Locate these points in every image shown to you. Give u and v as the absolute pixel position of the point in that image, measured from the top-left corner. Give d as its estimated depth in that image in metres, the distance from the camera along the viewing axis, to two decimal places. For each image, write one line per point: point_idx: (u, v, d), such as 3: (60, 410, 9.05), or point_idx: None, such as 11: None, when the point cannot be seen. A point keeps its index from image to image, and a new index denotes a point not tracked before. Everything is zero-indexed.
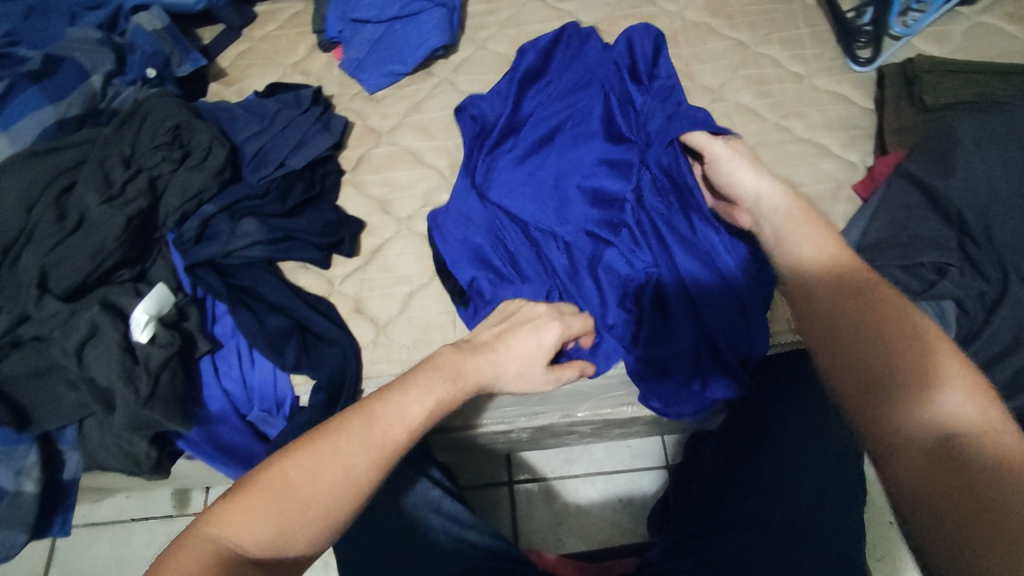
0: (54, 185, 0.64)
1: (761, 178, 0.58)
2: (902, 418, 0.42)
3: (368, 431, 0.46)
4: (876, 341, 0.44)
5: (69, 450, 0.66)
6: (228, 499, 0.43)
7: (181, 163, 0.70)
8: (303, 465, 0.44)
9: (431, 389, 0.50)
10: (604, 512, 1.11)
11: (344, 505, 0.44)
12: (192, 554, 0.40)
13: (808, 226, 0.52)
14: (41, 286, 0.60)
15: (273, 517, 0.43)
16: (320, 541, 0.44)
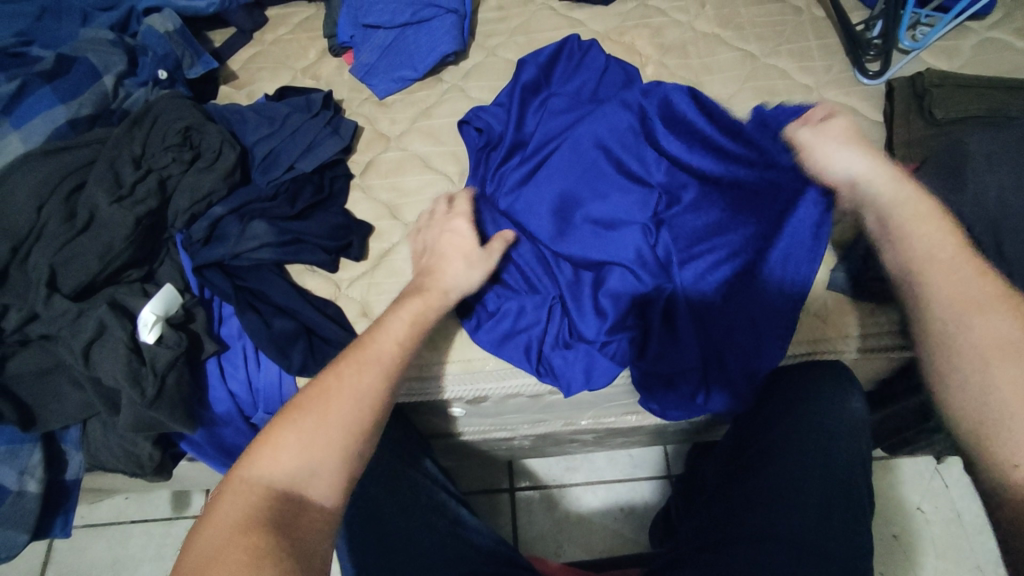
0: (65, 184, 0.64)
1: (867, 164, 0.61)
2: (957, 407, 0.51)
3: (365, 363, 0.54)
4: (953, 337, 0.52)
5: (72, 450, 0.66)
6: (255, 445, 0.49)
7: (191, 164, 0.70)
8: (311, 397, 0.51)
9: (402, 313, 0.58)
10: (606, 521, 1.10)
11: (354, 423, 0.51)
12: (234, 496, 0.46)
13: (926, 221, 0.57)
14: (50, 285, 0.60)
15: (294, 448, 0.48)
16: (344, 469, 0.49)
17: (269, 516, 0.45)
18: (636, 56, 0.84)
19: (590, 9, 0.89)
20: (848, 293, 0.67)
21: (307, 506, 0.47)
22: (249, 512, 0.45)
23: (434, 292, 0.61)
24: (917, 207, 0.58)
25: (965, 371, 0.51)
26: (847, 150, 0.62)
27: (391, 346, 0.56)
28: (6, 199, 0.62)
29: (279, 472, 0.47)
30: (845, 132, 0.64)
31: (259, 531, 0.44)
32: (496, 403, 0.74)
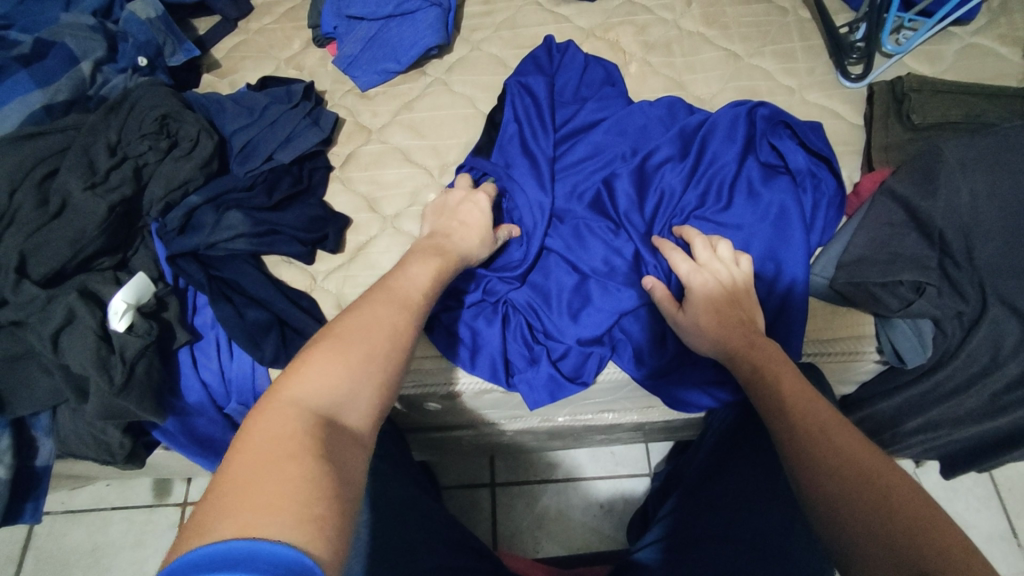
0: (37, 170, 0.63)
1: (692, 270, 0.62)
2: (820, 454, 0.46)
3: (399, 303, 0.53)
4: (791, 411, 0.50)
5: (42, 436, 0.66)
6: (291, 370, 0.45)
7: (167, 153, 0.69)
8: (352, 327, 0.49)
9: (422, 263, 0.59)
10: (585, 517, 1.10)
11: (394, 354, 0.49)
12: (274, 417, 0.41)
13: (761, 349, 0.56)
14: (19, 271, 0.59)
15: (338, 377, 0.45)
16: (381, 402, 0.47)
17: (319, 437, 0.41)
18: (620, 54, 0.84)
19: (576, 5, 0.89)
20: (823, 297, 0.67)
21: (350, 435, 0.43)
22: (293, 430, 0.40)
23: (438, 248, 0.62)
24: (739, 333, 0.58)
25: (816, 435, 0.47)
26: (687, 330, 0.61)
27: (414, 286, 0.56)
28: None
29: (325, 395, 0.44)
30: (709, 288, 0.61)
31: (303, 451, 0.39)
32: (470, 399, 0.74)
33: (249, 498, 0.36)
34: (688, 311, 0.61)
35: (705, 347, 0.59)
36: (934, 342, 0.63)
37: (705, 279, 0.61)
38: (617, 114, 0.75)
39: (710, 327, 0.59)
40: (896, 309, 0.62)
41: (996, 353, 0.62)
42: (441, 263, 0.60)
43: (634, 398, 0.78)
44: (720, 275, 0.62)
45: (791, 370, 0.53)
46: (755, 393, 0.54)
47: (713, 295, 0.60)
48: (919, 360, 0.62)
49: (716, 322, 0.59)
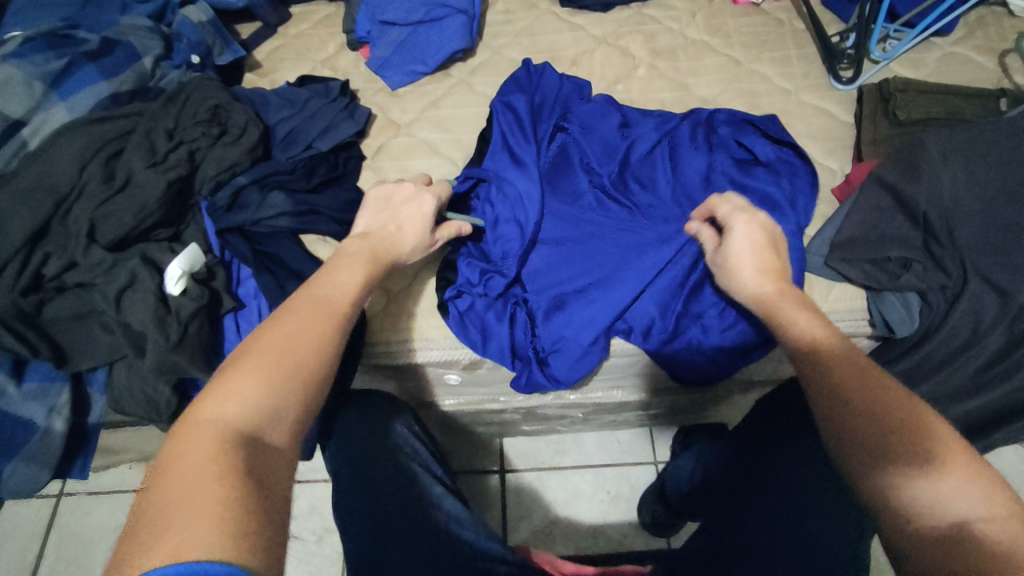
0: (104, 150, 0.70)
1: (733, 215, 0.63)
2: (866, 433, 0.45)
3: (324, 310, 0.53)
4: (833, 386, 0.48)
5: (97, 393, 0.71)
6: (210, 388, 0.46)
7: (217, 139, 0.75)
8: (273, 341, 0.49)
9: (353, 267, 0.59)
10: (592, 502, 1.15)
11: (320, 364, 0.50)
12: (191, 441, 0.42)
13: (793, 303, 0.56)
14: (89, 237, 0.65)
15: (258, 393, 0.46)
16: (306, 411, 0.48)
17: (240, 459, 0.42)
18: (630, 59, 0.91)
19: (589, 15, 0.97)
20: (819, 275, 0.73)
21: (273, 452, 0.45)
22: (211, 454, 0.42)
23: (378, 246, 0.63)
24: (771, 278, 0.59)
25: (855, 407, 0.46)
26: (729, 273, 0.62)
27: (343, 292, 0.56)
28: (55, 160, 0.68)
29: (245, 415, 0.45)
30: (754, 237, 0.62)
31: (225, 476, 0.41)
32: (489, 370, 0.79)
33: (168, 529, 0.38)
34: (722, 265, 0.63)
35: (745, 290, 0.60)
36: (921, 314, 0.69)
37: (755, 224, 0.62)
38: (584, 129, 0.83)
39: (749, 273, 0.60)
40: (884, 282, 0.69)
41: (977, 326, 0.67)
42: (372, 263, 0.61)
43: (643, 375, 0.83)
44: (759, 219, 0.63)
45: (827, 324, 0.53)
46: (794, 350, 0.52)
47: (756, 243, 0.61)
48: (908, 330, 0.70)
49: (756, 269, 0.60)
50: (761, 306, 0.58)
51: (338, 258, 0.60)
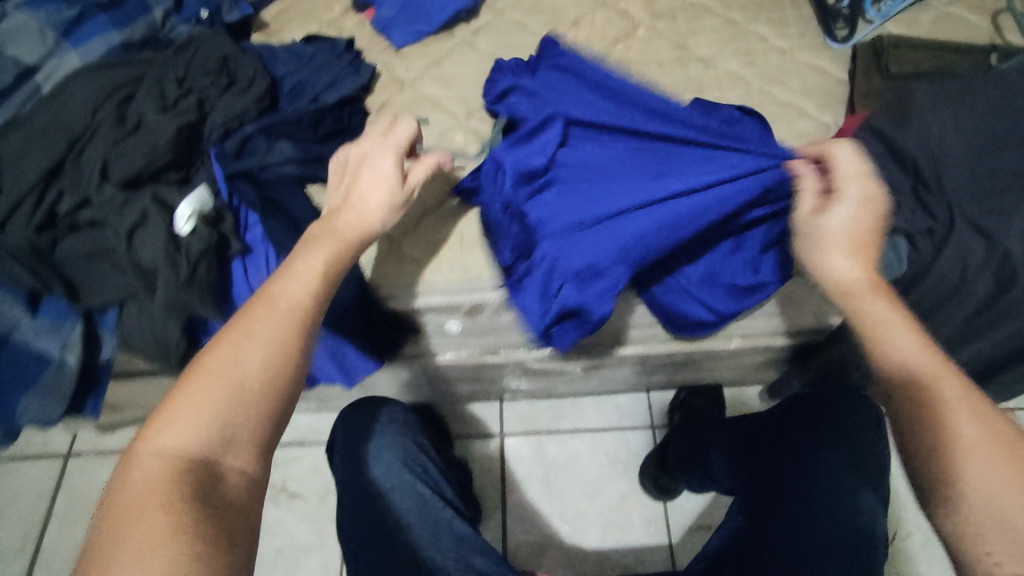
0: (116, 94, 0.72)
1: (847, 191, 0.59)
2: (953, 440, 0.47)
3: (276, 313, 0.51)
4: (920, 390, 0.49)
5: (107, 334, 0.72)
6: (157, 413, 0.47)
7: (226, 89, 0.77)
8: (214, 364, 0.48)
9: (310, 253, 0.56)
10: (592, 463, 1.22)
11: (275, 373, 0.49)
12: (141, 473, 0.44)
13: (880, 297, 0.54)
14: (103, 174, 0.67)
15: (205, 418, 0.46)
16: (264, 423, 0.49)
17: (188, 487, 0.44)
18: (630, 21, 0.93)
19: None
20: None
21: (232, 474, 0.46)
22: (158, 486, 0.43)
23: (345, 225, 0.60)
24: (866, 256, 0.56)
25: (948, 419, 0.47)
26: (811, 247, 0.59)
27: (299, 296, 0.53)
28: (68, 103, 0.70)
29: (194, 442, 0.46)
30: (858, 216, 0.57)
31: (171, 508, 0.42)
32: (491, 318, 0.82)
33: (116, 563, 0.40)
34: (808, 238, 0.59)
35: (840, 270, 0.56)
36: (910, 256, 0.70)
37: (869, 201, 0.58)
38: (573, 88, 0.78)
39: (838, 255, 0.56)
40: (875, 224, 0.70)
41: (964, 271, 0.69)
42: (336, 252, 0.57)
43: (640, 327, 0.86)
44: (875, 194, 0.58)
45: (913, 327, 0.52)
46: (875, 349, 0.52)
47: (854, 224, 0.57)
48: (899, 271, 0.70)
49: (855, 256, 0.56)
50: (838, 293, 0.56)
51: (302, 247, 0.57)
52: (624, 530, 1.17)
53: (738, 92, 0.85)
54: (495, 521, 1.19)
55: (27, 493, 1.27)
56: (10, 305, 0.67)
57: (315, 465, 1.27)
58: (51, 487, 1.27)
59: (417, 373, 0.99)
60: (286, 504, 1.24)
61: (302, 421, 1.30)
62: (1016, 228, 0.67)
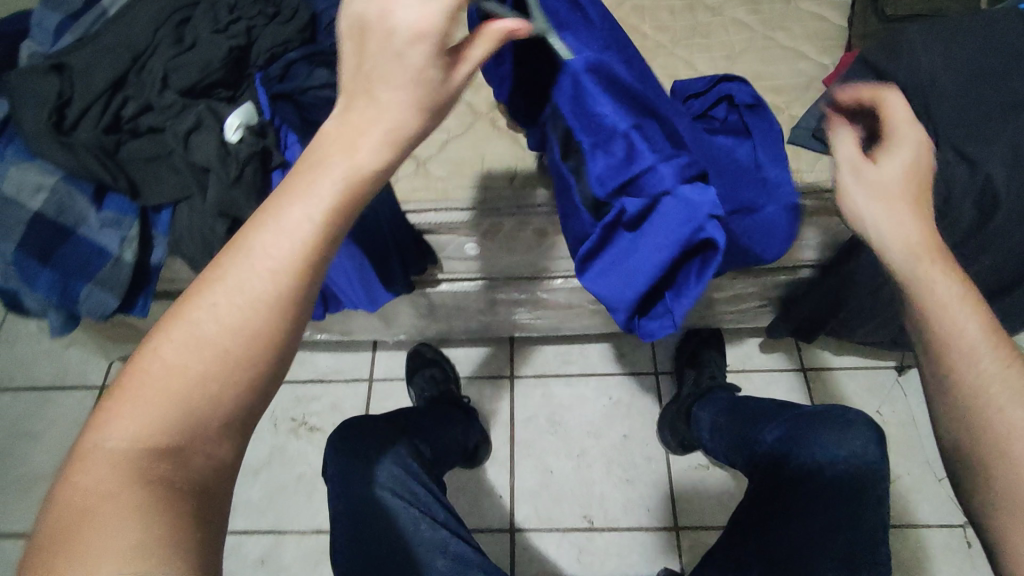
0: (175, 16, 0.79)
1: (906, 145, 0.56)
2: (991, 423, 0.47)
3: (241, 280, 0.43)
4: (963, 362, 0.49)
5: (160, 236, 0.79)
6: (104, 408, 0.41)
7: (272, 19, 0.84)
8: (166, 353, 0.42)
9: (294, 197, 0.45)
10: (596, 405, 1.28)
11: (244, 354, 0.43)
12: (89, 474, 0.39)
13: (940, 263, 0.51)
14: (163, 84, 0.75)
15: (163, 408, 0.41)
16: (237, 406, 0.43)
17: (149, 481, 0.39)
18: None
19: None
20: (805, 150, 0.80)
21: (202, 461, 0.41)
22: (109, 485, 0.38)
23: (381, 133, 0.46)
24: (914, 212, 0.54)
25: (997, 407, 0.47)
26: (871, 204, 0.54)
27: (280, 257, 0.44)
28: (133, 23, 0.78)
29: (151, 433, 0.40)
30: (908, 166, 0.56)
31: (127, 505, 0.37)
32: (508, 239, 0.89)
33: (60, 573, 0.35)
34: (876, 200, 0.54)
35: (905, 227, 0.53)
36: None
37: (926, 147, 0.57)
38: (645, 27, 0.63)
39: (900, 214, 0.53)
40: None
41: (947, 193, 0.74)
42: (339, 192, 0.45)
43: None
44: (925, 141, 0.57)
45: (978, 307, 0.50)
46: (944, 320, 0.49)
47: (902, 182, 0.55)
48: None
49: (909, 215, 0.53)
50: (903, 260, 0.52)
51: (293, 180, 0.46)
52: (626, 468, 1.22)
53: (743, 36, 0.90)
54: (504, 456, 1.25)
55: (65, 420, 1.35)
56: (79, 197, 0.74)
57: (334, 401, 1.33)
58: (86, 415, 1.35)
59: (435, 301, 1.06)
60: (306, 436, 1.30)
61: (324, 360, 1.37)
62: (996, 150, 0.72)
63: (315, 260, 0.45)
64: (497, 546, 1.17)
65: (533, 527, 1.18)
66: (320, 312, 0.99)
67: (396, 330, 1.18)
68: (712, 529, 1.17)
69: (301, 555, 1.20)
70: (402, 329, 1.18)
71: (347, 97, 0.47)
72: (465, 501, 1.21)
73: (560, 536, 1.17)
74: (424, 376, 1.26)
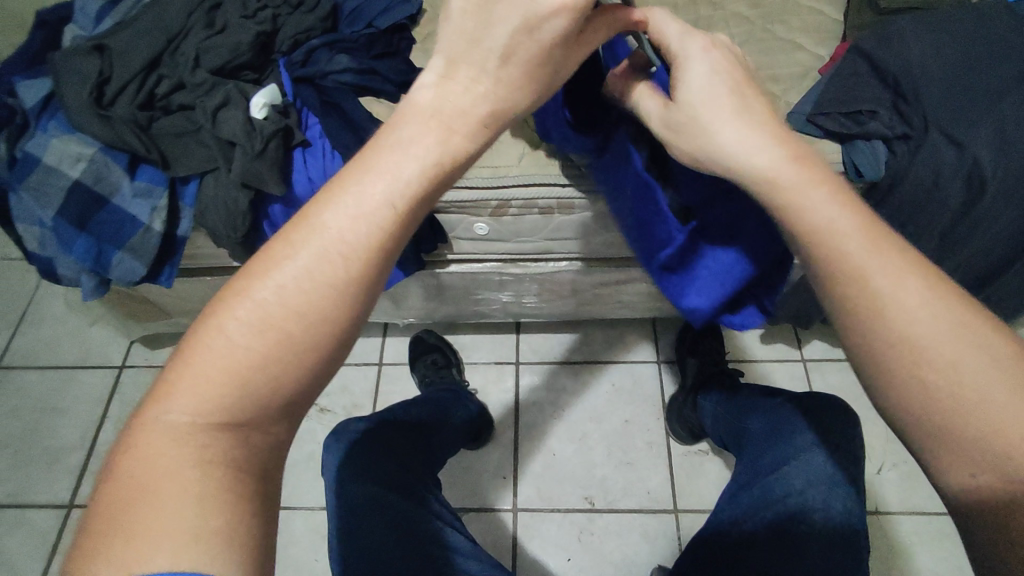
0: (207, 3, 0.85)
1: (708, 55, 0.53)
2: (926, 375, 0.40)
3: (309, 255, 0.41)
4: (880, 313, 0.42)
5: (187, 208, 0.83)
6: (167, 378, 0.40)
7: (296, 9, 0.89)
8: (229, 326, 0.40)
9: (377, 167, 0.42)
10: (599, 391, 1.31)
11: (311, 334, 0.40)
12: (150, 446, 0.38)
13: (814, 184, 0.45)
14: (196, 64, 0.81)
15: (223, 386, 0.39)
16: (302, 388, 0.41)
17: (213, 461, 0.38)
18: None
19: None
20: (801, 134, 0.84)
21: (264, 437, 0.40)
22: (174, 461, 0.37)
23: (483, 111, 0.45)
24: (754, 124, 0.49)
25: (940, 365, 0.40)
26: (717, 127, 0.50)
27: (359, 233, 0.41)
28: (167, 8, 0.84)
29: (211, 411, 0.39)
30: (720, 71, 0.52)
31: (190, 482, 0.37)
32: (515, 219, 0.93)
33: (124, 549, 0.35)
34: (706, 126, 0.51)
35: (759, 146, 0.48)
36: (887, 160, 0.80)
37: (716, 52, 0.54)
38: None
39: (745, 132, 0.49)
40: (851, 129, 0.80)
41: (935, 175, 0.77)
42: (429, 167, 0.43)
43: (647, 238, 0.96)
44: (710, 39, 0.54)
45: (857, 208, 0.44)
46: (826, 247, 0.44)
47: (725, 96, 0.51)
48: (874, 173, 0.80)
49: (758, 128, 0.49)
50: (777, 180, 0.47)
51: (382, 144, 0.43)
52: (627, 453, 1.25)
53: (743, 29, 0.95)
54: (508, 439, 1.28)
55: (87, 397, 1.40)
56: (114, 167, 0.80)
57: (343, 384, 1.37)
58: (108, 392, 1.41)
59: (444, 283, 1.10)
60: (317, 416, 1.34)
61: None
62: (983, 133, 0.75)
63: (390, 238, 0.42)
64: (499, 525, 1.20)
65: (535, 507, 1.21)
66: None
67: (405, 312, 1.22)
68: (710, 513, 1.19)
69: (309, 530, 1.23)
70: (411, 311, 1.22)
71: (446, 60, 0.46)
72: (468, 481, 1.24)
73: (562, 516, 1.20)
74: (425, 362, 1.31)
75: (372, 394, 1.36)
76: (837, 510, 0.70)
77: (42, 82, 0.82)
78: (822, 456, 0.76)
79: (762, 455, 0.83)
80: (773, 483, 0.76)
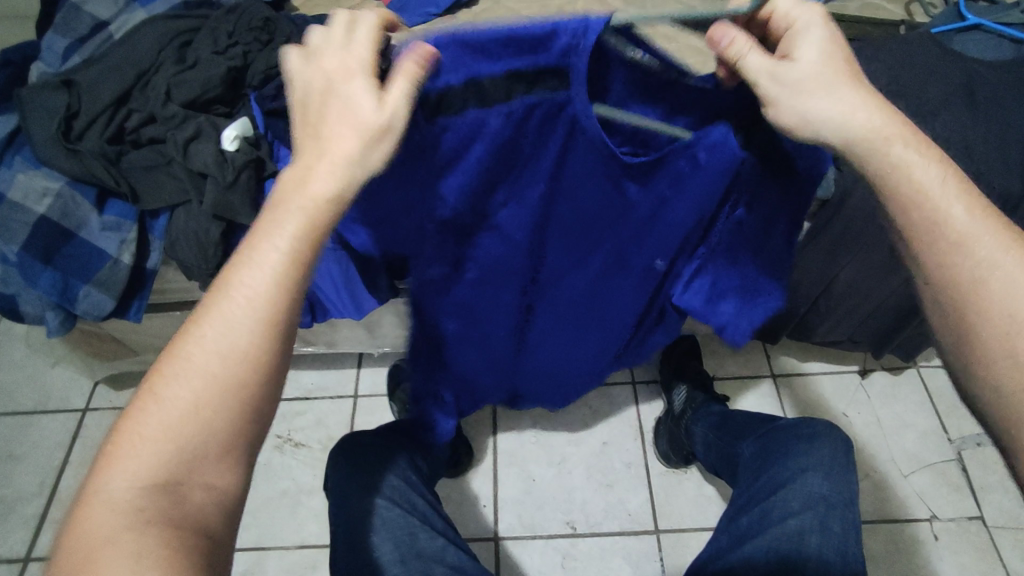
0: (178, 40, 0.87)
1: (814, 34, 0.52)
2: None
3: (223, 323, 0.47)
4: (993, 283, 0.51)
5: (156, 240, 0.83)
6: (102, 456, 0.44)
7: (265, 44, 0.89)
8: (159, 399, 0.45)
9: (271, 234, 0.49)
10: (576, 411, 1.32)
11: (235, 389, 0.47)
12: (93, 516, 0.42)
13: (914, 151, 0.52)
14: (167, 97, 0.82)
15: (160, 449, 0.44)
16: (231, 436, 0.47)
17: (151, 518, 0.43)
18: (606, 7, 1.11)
19: None
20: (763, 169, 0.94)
21: (202, 492, 0.46)
22: (114, 527, 0.42)
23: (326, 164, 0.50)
24: (864, 108, 0.52)
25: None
26: (827, 98, 0.52)
27: (264, 294, 0.48)
28: (138, 44, 0.86)
29: (148, 475, 0.44)
30: (835, 50, 0.53)
31: (134, 539, 0.41)
32: None
33: None
34: (831, 91, 0.52)
35: (874, 117, 0.52)
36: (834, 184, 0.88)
37: (831, 23, 0.53)
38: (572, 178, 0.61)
39: (848, 100, 0.52)
40: None
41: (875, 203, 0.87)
42: (308, 223, 0.49)
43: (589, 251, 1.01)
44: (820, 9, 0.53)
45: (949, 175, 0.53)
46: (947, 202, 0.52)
47: (828, 65, 0.53)
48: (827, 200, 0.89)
49: (861, 98, 0.52)
50: (872, 143, 0.52)
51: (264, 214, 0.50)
52: (606, 475, 1.25)
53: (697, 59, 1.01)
54: (487, 465, 1.27)
55: (47, 442, 1.34)
56: (82, 202, 0.80)
57: (319, 417, 1.35)
58: (70, 437, 1.35)
59: None
60: (291, 452, 1.31)
61: (308, 378, 1.39)
62: None
63: (291, 294, 0.49)
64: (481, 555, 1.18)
65: (517, 533, 1.20)
66: (308, 320, 1.04)
67: (380, 341, 1.22)
68: (689, 531, 1.19)
69: (285, 570, 1.19)
70: (386, 339, 1.22)
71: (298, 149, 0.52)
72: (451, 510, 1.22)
73: (545, 542, 1.19)
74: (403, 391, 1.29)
75: (348, 427, 1.33)
76: (835, 535, 0.67)
77: (8, 119, 0.83)
78: (817, 478, 0.71)
79: (759, 477, 0.78)
80: (769, 509, 0.71)
